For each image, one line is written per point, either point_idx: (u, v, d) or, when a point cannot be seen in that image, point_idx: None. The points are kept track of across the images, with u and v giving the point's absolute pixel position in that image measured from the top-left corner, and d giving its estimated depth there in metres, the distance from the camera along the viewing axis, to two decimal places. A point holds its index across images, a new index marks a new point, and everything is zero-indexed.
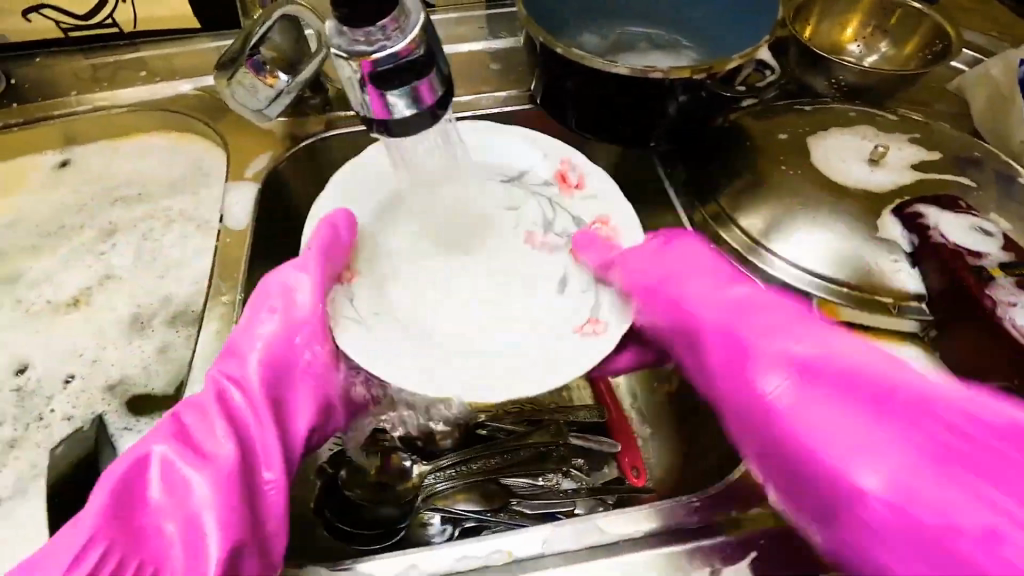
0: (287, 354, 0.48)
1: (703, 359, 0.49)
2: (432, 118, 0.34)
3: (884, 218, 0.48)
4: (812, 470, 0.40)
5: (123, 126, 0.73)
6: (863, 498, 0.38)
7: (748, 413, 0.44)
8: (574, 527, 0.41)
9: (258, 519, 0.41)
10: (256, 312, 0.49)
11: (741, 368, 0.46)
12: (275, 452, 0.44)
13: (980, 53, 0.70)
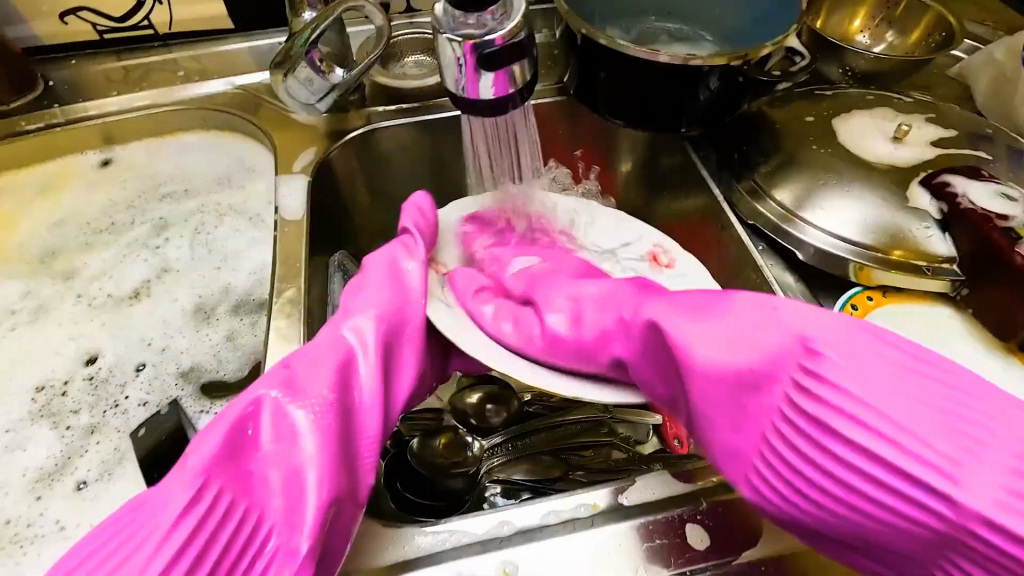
0: (406, 319, 0.48)
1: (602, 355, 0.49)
2: (521, 101, 0.37)
3: (913, 189, 0.52)
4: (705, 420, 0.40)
5: (159, 125, 0.74)
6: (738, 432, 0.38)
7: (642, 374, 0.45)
8: (648, 480, 0.43)
9: (350, 485, 0.39)
10: (369, 282, 0.49)
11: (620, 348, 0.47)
12: (379, 409, 0.42)
13: (978, 41, 0.75)
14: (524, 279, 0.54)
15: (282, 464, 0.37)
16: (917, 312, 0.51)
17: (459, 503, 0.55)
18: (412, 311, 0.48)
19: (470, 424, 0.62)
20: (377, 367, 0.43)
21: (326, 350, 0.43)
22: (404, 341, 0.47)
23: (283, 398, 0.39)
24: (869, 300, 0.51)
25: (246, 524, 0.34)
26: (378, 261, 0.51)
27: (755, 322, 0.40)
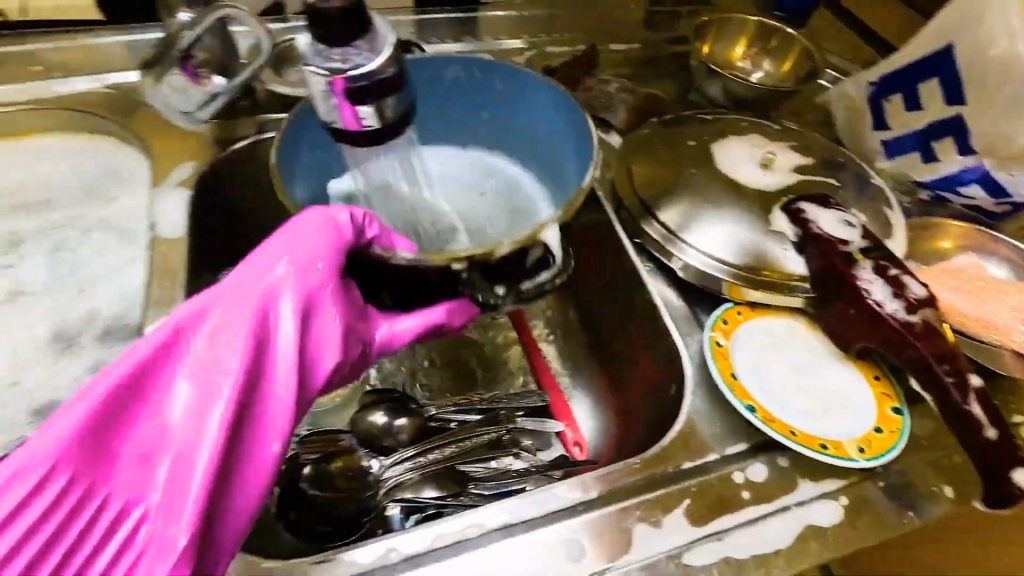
0: (312, 289, 0.39)
1: None
2: (373, 141, 0.35)
3: (775, 213, 0.58)
4: None
5: (15, 124, 0.66)
6: None
7: None
8: (537, 496, 0.45)
9: (229, 465, 0.34)
10: (297, 251, 0.40)
11: None
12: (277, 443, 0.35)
13: (840, 73, 0.84)
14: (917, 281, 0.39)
15: (164, 460, 0.33)
16: (773, 324, 0.56)
17: (358, 527, 0.54)
18: (347, 297, 0.43)
19: (377, 445, 0.62)
20: (295, 360, 0.37)
21: (240, 306, 0.37)
22: (269, 373, 0.36)
23: (188, 337, 0.36)
24: (738, 314, 0.56)
25: (112, 552, 0.32)
26: (310, 221, 0.42)
27: None
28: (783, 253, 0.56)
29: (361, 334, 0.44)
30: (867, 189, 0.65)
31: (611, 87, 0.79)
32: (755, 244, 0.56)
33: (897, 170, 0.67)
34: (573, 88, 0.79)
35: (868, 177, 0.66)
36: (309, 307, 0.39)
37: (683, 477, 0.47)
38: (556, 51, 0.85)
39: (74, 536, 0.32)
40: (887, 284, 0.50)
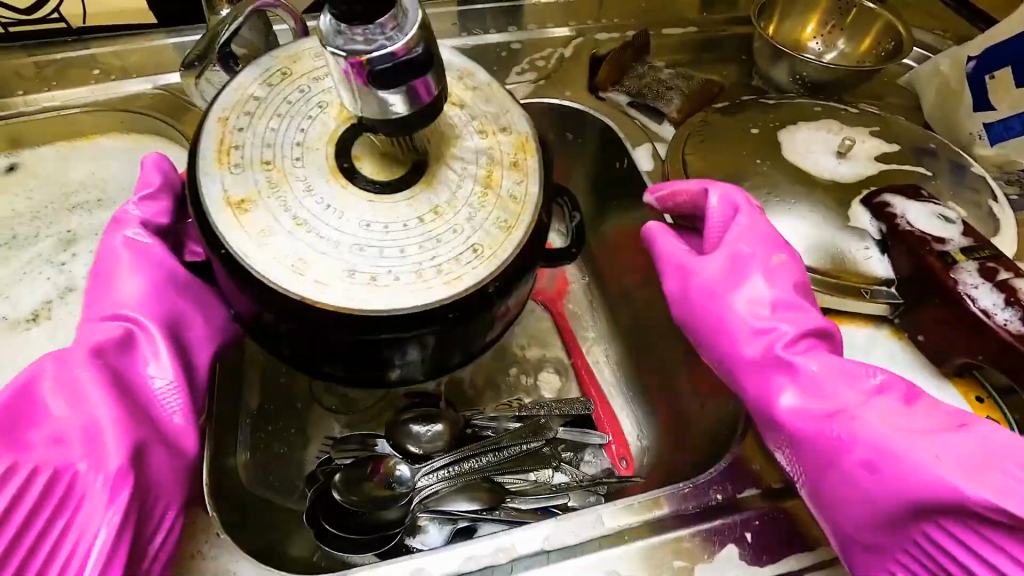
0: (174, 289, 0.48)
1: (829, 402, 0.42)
2: (413, 125, 0.33)
3: (854, 207, 0.52)
4: (856, 433, 0.40)
5: (77, 128, 0.69)
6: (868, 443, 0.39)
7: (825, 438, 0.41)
8: (575, 520, 0.41)
9: (85, 416, 0.39)
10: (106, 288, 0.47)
11: (829, 415, 0.41)
12: (100, 376, 0.41)
13: (928, 50, 0.75)
14: (820, 365, 0.43)
15: (72, 438, 0.39)
16: (850, 335, 0.50)
17: (389, 538, 0.52)
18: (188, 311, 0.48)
19: (407, 451, 0.58)
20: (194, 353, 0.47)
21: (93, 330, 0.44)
22: (137, 325, 0.45)
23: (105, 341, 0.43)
24: None
25: (48, 512, 0.36)
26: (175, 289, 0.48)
27: (890, 432, 0.39)
28: (863, 248, 0.50)
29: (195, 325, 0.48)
30: (966, 178, 0.56)
31: (663, 74, 0.75)
32: (828, 239, 0.51)
33: (1001, 157, 0.58)
34: (621, 77, 0.74)
35: (966, 165, 0.57)
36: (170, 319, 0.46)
37: (742, 507, 0.43)
38: (604, 37, 0.80)
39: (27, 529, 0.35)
40: (996, 289, 0.44)
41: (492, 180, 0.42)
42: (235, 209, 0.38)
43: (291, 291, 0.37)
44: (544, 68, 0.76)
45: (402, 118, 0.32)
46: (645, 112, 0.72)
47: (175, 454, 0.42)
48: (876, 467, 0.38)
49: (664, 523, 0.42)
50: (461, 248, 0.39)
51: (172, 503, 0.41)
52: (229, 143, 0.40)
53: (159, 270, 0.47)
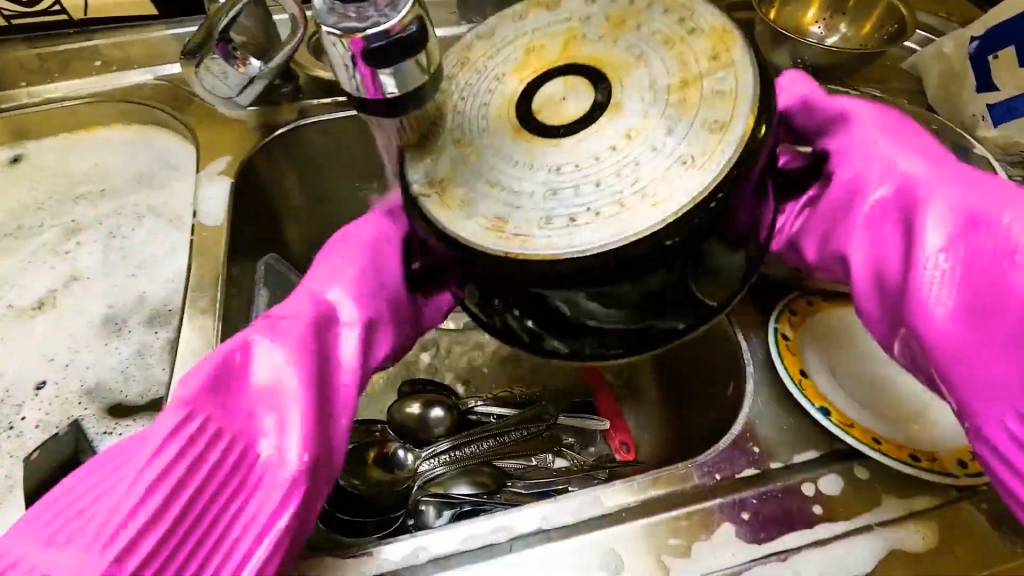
0: (372, 280, 0.45)
1: (961, 261, 0.40)
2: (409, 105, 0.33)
3: None
4: (1010, 275, 0.38)
5: (79, 120, 0.69)
6: (1019, 301, 0.38)
7: (983, 284, 0.39)
8: (573, 500, 0.41)
9: (281, 424, 0.40)
10: (328, 268, 0.46)
11: (984, 268, 0.39)
12: (298, 373, 0.40)
13: (931, 33, 0.74)
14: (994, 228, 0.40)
15: (263, 432, 0.40)
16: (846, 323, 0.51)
17: (389, 521, 0.52)
18: (385, 291, 0.45)
19: (414, 437, 0.59)
20: (376, 340, 0.45)
21: (300, 316, 0.43)
22: (347, 321, 0.44)
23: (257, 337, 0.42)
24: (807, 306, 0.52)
25: (213, 499, 0.38)
26: (359, 245, 0.46)
27: None
28: None
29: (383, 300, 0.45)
30: (969, 159, 0.56)
31: None
32: None
33: (1004, 138, 0.58)
34: None
35: (969, 147, 0.57)
36: (357, 312, 0.44)
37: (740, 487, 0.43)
38: None
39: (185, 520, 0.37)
40: None
41: (689, 84, 0.37)
42: (439, 189, 0.38)
43: (494, 250, 0.35)
44: None
45: (395, 99, 0.33)
46: None
47: (329, 461, 0.41)
48: (1009, 317, 0.38)
49: (662, 503, 0.42)
50: (668, 163, 0.35)
51: (315, 507, 0.41)
52: (427, 122, 0.39)
53: (377, 267, 0.45)
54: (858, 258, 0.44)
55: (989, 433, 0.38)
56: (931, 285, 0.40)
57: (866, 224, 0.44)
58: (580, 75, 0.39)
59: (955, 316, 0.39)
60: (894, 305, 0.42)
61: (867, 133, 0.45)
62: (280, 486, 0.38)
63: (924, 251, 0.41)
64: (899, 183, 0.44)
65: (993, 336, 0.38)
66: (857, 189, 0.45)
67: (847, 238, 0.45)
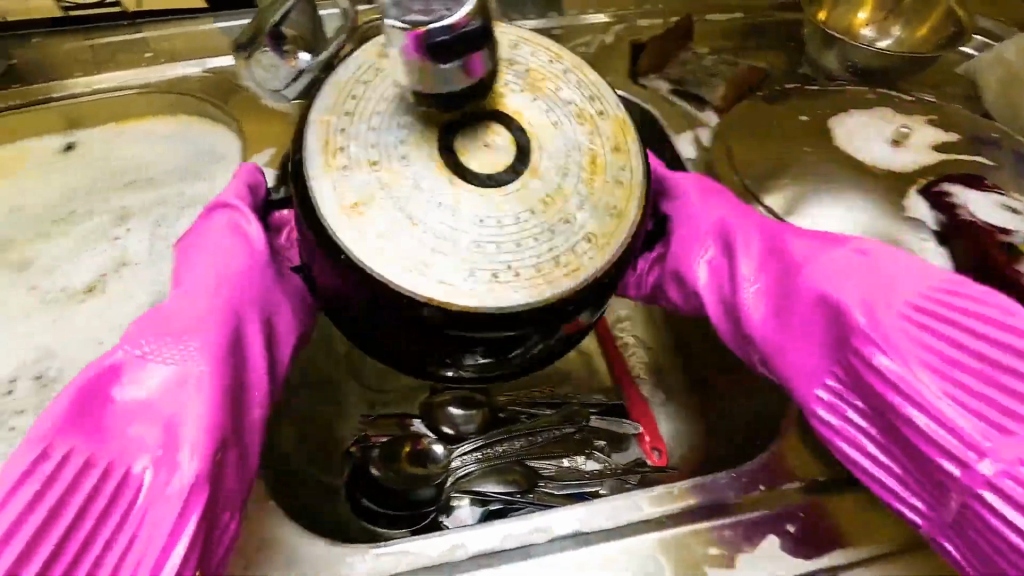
0: (244, 278, 0.44)
1: (808, 305, 0.44)
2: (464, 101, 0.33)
3: (910, 198, 0.51)
4: (830, 321, 0.43)
5: (129, 110, 0.71)
6: (837, 347, 0.43)
7: (810, 327, 0.44)
8: (611, 504, 0.41)
9: (174, 440, 0.37)
10: (196, 258, 0.45)
11: (804, 317, 0.44)
12: (198, 395, 0.38)
13: (989, 38, 0.71)
14: (842, 277, 0.44)
15: (152, 443, 0.37)
16: None
17: (423, 516, 0.53)
18: (251, 289, 0.44)
19: (442, 432, 0.59)
20: (263, 345, 0.43)
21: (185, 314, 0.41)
22: (230, 317, 0.42)
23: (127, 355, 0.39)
24: None
25: (115, 522, 0.36)
26: (228, 241, 0.45)
27: (869, 309, 0.42)
28: (923, 237, 0.50)
29: (268, 305, 0.45)
30: None
31: (707, 61, 0.73)
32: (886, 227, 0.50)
33: None
34: (664, 64, 0.73)
35: None
36: (236, 314, 0.42)
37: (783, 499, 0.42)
38: (646, 24, 0.78)
39: (92, 547, 0.35)
40: None
41: (597, 164, 0.41)
42: (351, 210, 0.37)
43: (419, 295, 0.36)
44: (585, 55, 0.75)
45: (454, 94, 0.32)
46: (688, 100, 0.71)
47: (241, 465, 0.40)
48: (814, 358, 0.44)
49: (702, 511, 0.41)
50: (576, 240, 0.39)
51: (232, 512, 0.39)
52: (336, 144, 0.39)
53: (242, 262, 0.44)
54: (705, 292, 0.49)
55: (830, 434, 0.43)
56: (752, 301, 0.47)
57: (720, 257, 0.49)
58: (498, 125, 0.40)
59: (767, 319, 0.46)
60: (739, 324, 0.47)
61: (700, 201, 0.51)
62: (179, 496, 0.35)
63: (743, 278, 0.47)
64: (716, 230, 0.50)
65: (801, 369, 0.44)
66: (692, 237, 0.50)
67: (724, 279, 0.49)
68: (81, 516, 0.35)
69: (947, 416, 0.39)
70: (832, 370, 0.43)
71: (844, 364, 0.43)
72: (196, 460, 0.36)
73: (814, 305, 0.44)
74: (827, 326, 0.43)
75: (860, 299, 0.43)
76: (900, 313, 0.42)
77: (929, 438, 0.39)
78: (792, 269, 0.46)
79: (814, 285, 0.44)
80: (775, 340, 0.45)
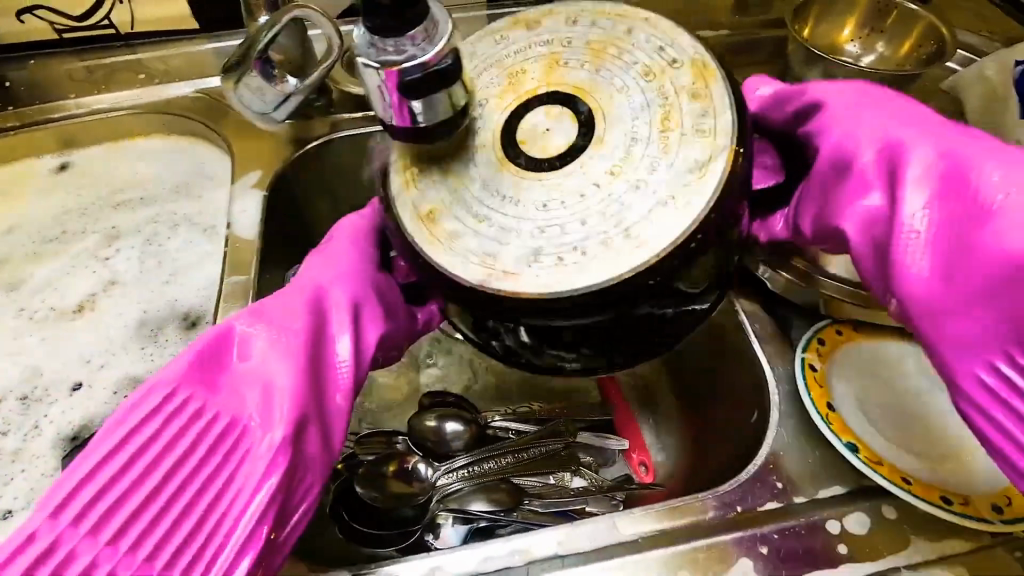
0: (356, 266, 0.48)
1: (999, 224, 0.35)
2: (440, 133, 0.34)
3: None
4: (993, 252, 0.35)
5: (123, 129, 0.72)
6: (960, 289, 0.36)
7: (985, 266, 0.35)
8: (588, 525, 0.41)
9: (246, 410, 0.41)
10: (333, 246, 0.50)
11: (976, 250, 0.35)
12: (282, 371, 0.42)
13: (974, 53, 0.72)
14: (1003, 205, 0.35)
15: (245, 419, 0.41)
16: (879, 352, 0.51)
17: (409, 534, 0.53)
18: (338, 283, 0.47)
19: (430, 450, 0.59)
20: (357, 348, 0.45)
21: (295, 302, 0.45)
22: (312, 311, 0.45)
23: (248, 328, 0.44)
24: (838, 333, 0.51)
25: (205, 489, 0.38)
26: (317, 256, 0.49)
27: None
28: None
29: (373, 303, 0.47)
30: None
31: None
32: None
33: None
34: None
35: None
36: (322, 302, 0.46)
37: (761, 521, 0.42)
38: None
39: (156, 528, 0.37)
40: None
41: (669, 120, 0.39)
42: (427, 221, 0.39)
43: (469, 281, 0.37)
44: None
45: (444, 119, 0.33)
46: None
47: (324, 445, 0.43)
48: (968, 291, 0.35)
49: (679, 533, 0.42)
50: (652, 201, 0.37)
51: (311, 483, 0.42)
52: (414, 167, 0.41)
53: (350, 264, 0.48)
54: (852, 227, 0.41)
55: (964, 383, 0.36)
56: (914, 236, 0.38)
57: (875, 171, 0.41)
58: (563, 105, 0.40)
59: (942, 268, 0.37)
60: (872, 257, 0.41)
61: (845, 105, 0.45)
62: (262, 457, 0.40)
63: (906, 208, 0.38)
64: (882, 147, 0.42)
65: (941, 309, 0.36)
66: (850, 158, 0.43)
67: (863, 208, 0.41)
68: (175, 501, 0.38)
69: None
70: (1004, 307, 0.35)
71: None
72: (278, 437, 0.40)
73: (1003, 262, 0.34)
74: (1006, 294, 0.34)
75: None
76: None
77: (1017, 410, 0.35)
78: (950, 193, 0.37)
79: (1007, 227, 0.34)
80: (954, 270, 0.36)
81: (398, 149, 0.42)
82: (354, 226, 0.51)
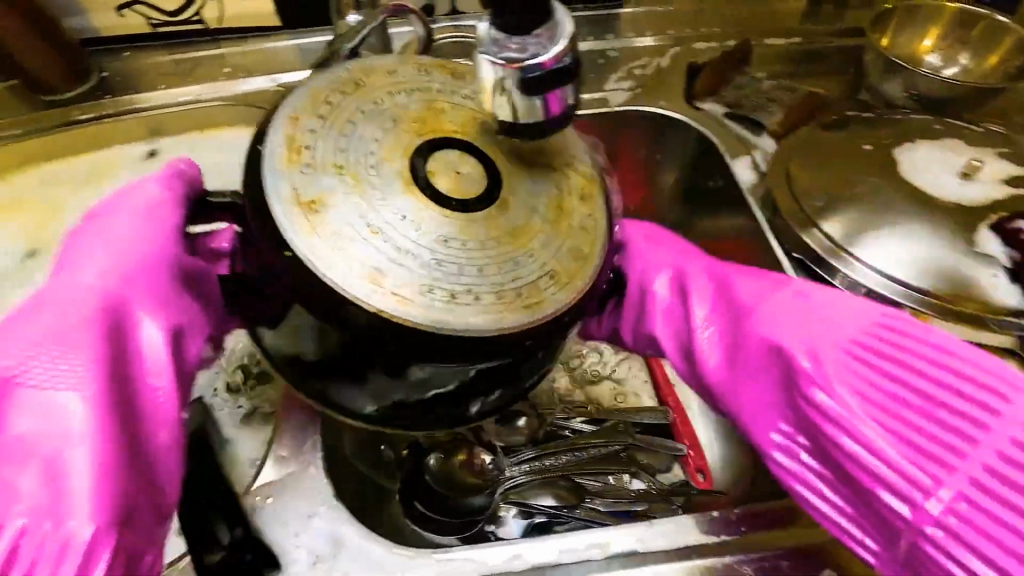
0: (140, 266, 0.40)
1: (720, 325, 0.48)
2: (547, 130, 0.35)
3: (981, 233, 0.51)
4: (739, 356, 0.46)
5: (207, 120, 0.76)
6: (737, 381, 0.46)
7: (754, 374, 0.45)
8: (669, 524, 0.42)
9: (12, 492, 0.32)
10: (94, 233, 0.42)
11: (739, 358, 0.46)
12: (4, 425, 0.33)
13: None
14: (752, 320, 0.46)
15: (17, 503, 0.32)
16: None
17: (473, 523, 0.54)
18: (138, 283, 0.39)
19: (490, 442, 0.60)
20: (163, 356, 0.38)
21: (72, 307, 0.37)
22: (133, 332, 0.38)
23: None
24: None
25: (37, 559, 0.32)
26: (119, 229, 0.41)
27: (801, 324, 0.44)
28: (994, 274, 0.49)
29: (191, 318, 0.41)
30: None
31: (764, 85, 0.74)
32: (955, 259, 0.50)
33: None
34: (721, 87, 0.73)
35: None
36: (120, 326, 0.38)
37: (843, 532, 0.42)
38: (703, 46, 0.79)
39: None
40: None
41: (563, 208, 0.39)
42: (305, 210, 0.35)
43: (368, 306, 0.34)
44: (641, 77, 0.76)
45: (556, 116, 0.34)
46: (745, 124, 0.71)
47: (154, 510, 0.36)
48: (743, 391, 0.45)
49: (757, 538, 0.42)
50: (539, 274, 0.36)
51: (151, 551, 0.35)
52: (302, 143, 0.37)
53: (144, 254, 0.40)
54: (664, 338, 0.50)
55: (771, 450, 0.44)
56: (706, 345, 0.48)
57: (693, 283, 0.50)
58: (477, 155, 0.37)
59: (724, 358, 0.47)
60: (719, 370, 0.47)
61: (643, 243, 0.53)
62: (75, 547, 0.32)
63: (694, 321, 0.49)
64: (670, 282, 0.51)
65: (748, 407, 0.45)
66: (645, 280, 0.51)
67: (687, 331, 0.49)
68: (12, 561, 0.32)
69: (899, 466, 0.40)
70: (769, 386, 0.45)
71: (796, 406, 0.43)
72: (77, 527, 0.32)
73: (852, 343, 0.43)
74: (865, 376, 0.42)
75: (809, 341, 0.43)
76: (841, 349, 0.43)
77: (931, 471, 0.39)
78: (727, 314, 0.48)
79: (760, 331, 0.45)
80: (723, 392, 0.46)
81: (285, 122, 0.38)
82: (182, 190, 0.44)
